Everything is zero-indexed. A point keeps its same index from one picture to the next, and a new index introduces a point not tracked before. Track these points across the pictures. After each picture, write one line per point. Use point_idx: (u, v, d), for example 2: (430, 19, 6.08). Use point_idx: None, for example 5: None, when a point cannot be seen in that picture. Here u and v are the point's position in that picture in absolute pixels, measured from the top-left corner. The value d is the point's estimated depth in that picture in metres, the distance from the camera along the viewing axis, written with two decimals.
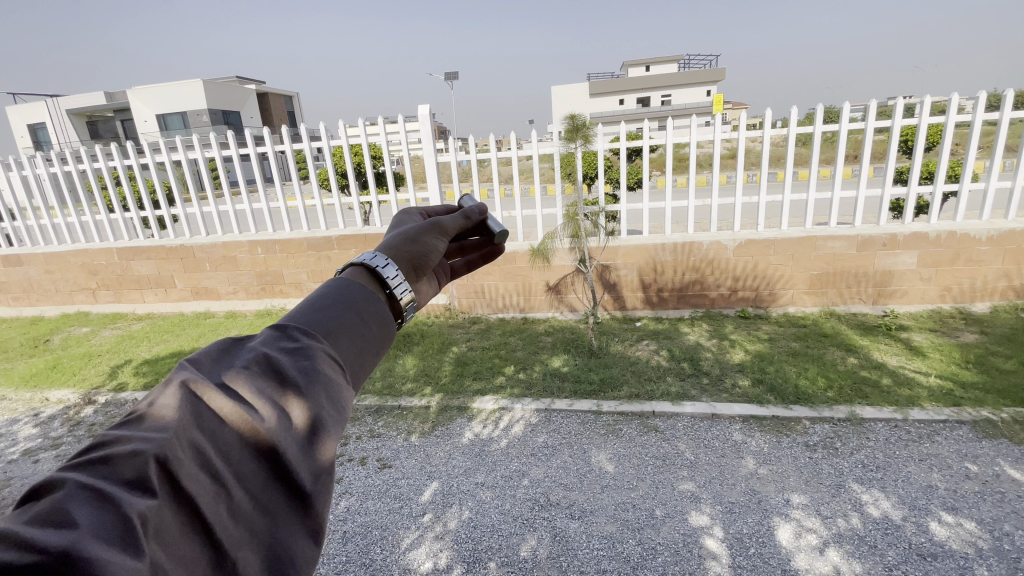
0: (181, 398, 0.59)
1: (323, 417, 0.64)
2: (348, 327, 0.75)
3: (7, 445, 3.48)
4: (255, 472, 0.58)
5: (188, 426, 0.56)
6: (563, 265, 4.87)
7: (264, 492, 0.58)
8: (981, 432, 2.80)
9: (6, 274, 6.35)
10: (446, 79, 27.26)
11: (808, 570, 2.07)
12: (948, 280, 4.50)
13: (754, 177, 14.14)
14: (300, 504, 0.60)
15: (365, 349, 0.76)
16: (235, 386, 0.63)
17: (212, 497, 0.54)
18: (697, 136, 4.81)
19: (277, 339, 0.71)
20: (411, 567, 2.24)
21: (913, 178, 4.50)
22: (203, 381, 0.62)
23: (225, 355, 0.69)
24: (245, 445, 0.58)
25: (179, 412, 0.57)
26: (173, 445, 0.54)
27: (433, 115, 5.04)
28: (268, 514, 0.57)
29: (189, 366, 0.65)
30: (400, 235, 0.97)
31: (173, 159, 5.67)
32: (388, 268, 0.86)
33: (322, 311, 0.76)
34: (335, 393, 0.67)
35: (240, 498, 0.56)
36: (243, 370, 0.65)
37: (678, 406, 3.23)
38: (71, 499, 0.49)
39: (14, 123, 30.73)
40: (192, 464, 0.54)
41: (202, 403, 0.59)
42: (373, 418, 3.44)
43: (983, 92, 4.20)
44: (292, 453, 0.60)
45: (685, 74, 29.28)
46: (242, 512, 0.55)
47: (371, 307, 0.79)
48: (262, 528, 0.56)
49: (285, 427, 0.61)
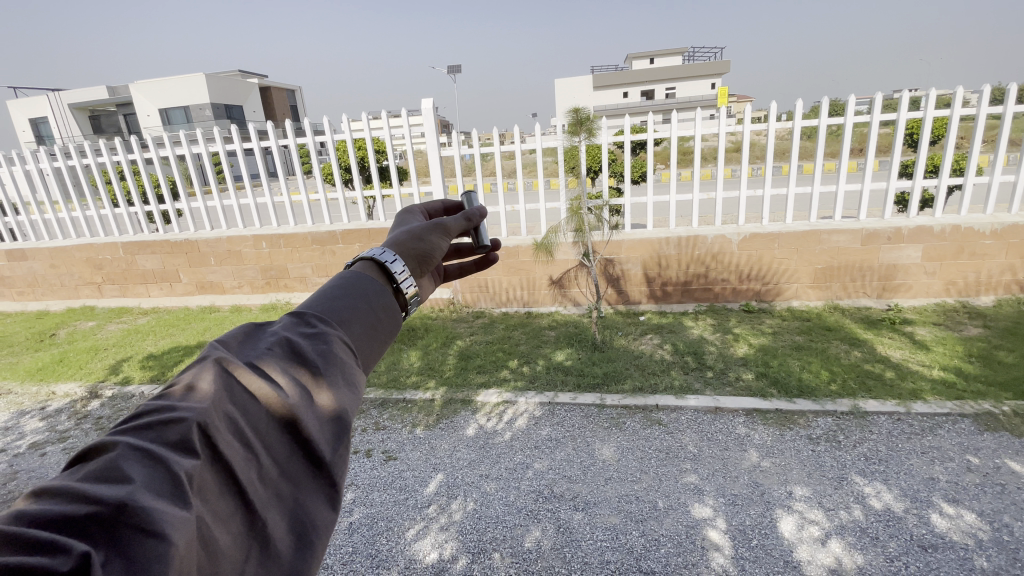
0: (213, 373, 0.62)
1: (339, 396, 0.66)
2: (361, 315, 0.77)
3: (16, 438, 3.53)
4: (279, 442, 0.60)
5: (221, 399, 0.58)
6: (567, 259, 4.88)
7: (288, 462, 0.60)
8: (983, 425, 2.81)
9: (12, 268, 6.39)
10: (449, 72, 27.17)
11: (810, 561, 2.09)
12: (952, 274, 4.49)
13: (759, 170, 14.09)
14: (320, 475, 0.61)
15: (376, 337, 0.78)
16: (261, 365, 0.65)
17: (243, 462, 0.56)
18: (701, 129, 4.80)
19: (296, 325, 0.73)
20: (417, 557, 2.27)
21: (918, 171, 4.48)
22: (231, 359, 0.65)
23: (249, 339, 0.71)
24: (271, 417, 0.60)
25: (213, 385, 0.60)
26: (210, 415, 0.56)
27: (436, 109, 5.04)
28: (292, 481, 0.59)
29: (218, 348, 0.67)
30: (409, 233, 0.98)
31: (176, 154, 5.67)
32: (396, 263, 0.87)
33: (335, 299, 0.77)
34: (350, 375, 0.69)
35: (266, 465, 0.58)
36: (266, 352, 0.67)
37: (681, 400, 3.25)
38: (122, 459, 0.52)
39: (18, 117, 30.80)
40: (227, 433, 0.57)
41: (232, 379, 0.62)
42: (377, 411, 3.47)
43: (989, 85, 4.18)
44: (312, 425, 0.62)
45: (689, 67, 29.10)
46: (270, 478, 0.58)
47: (381, 297, 0.81)
48: (287, 493, 0.58)
49: (306, 403, 0.63)
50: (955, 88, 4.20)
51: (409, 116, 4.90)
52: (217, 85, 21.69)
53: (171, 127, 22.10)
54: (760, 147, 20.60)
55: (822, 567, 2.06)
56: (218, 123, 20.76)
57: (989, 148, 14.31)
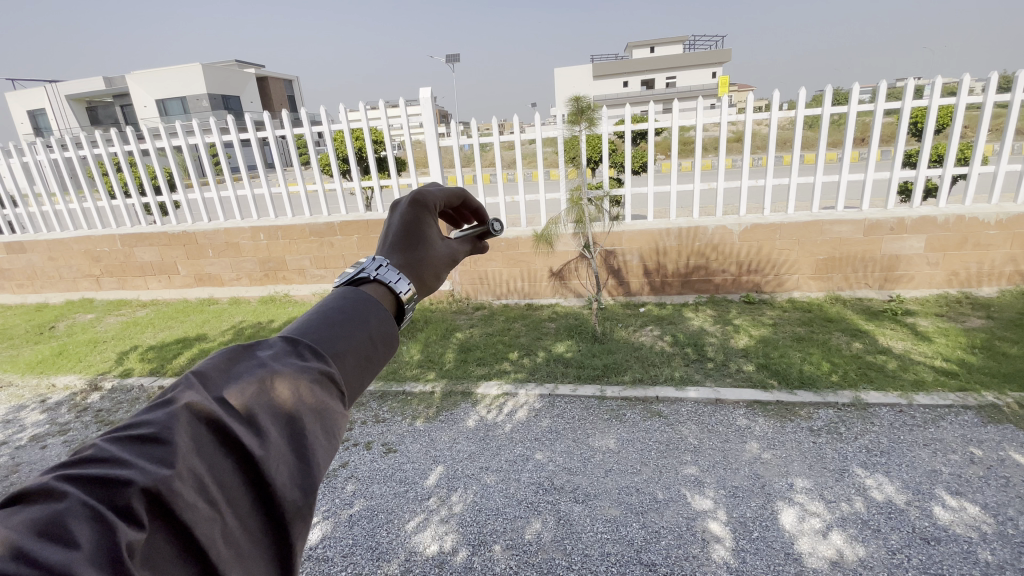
0: (186, 416, 0.59)
1: (315, 448, 0.64)
2: (356, 347, 0.76)
3: (16, 431, 3.51)
4: (244, 499, 0.59)
5: (188, 452, 0.56)
6: (567, 250, 4.84)
7: (251, 519, 0.58)
8: (986, 417, 2.80)
9: (11, 260, 6.36)
10: (447, 62, 26.92)
11: (811, 553, 2.08)
12: (955, 265, 4.46)
13: (760, 161, 14.06)
14: (285, 534, 0.60)
15: (368, 370, 0.77)
16: (239, 407, 0.63)
17: (207, 522, 0.54)
18: (703, 119, 4.74)
19: (286, 354, 0.71)
20: (417, 550, 2.26)
21: (923, 160, 4.43)
22: (207, 398, 0.62)
23: (232, 364, 0.69)
24: (238, 471, 0.59)
25: (180, 435, 0.57)
26: (173, 472, 0.53)
27: (435, 99, 4.98)
28: (254, 540, 0.58)
29: (195, 379, 0.64)
30: (430, 268, 1.00)
31: (173, 144, 5.60)
32: (407, 291, 0.89)
33: (333, 328, 0.76)
34: (330, 423, 0.68)
35: (230, 524, 0.56)
36: (247, 387, 0.65)
37: (681, 391, 3.23)
38: (69, 516, 0.49)
39: (14, 109, 30.68)
40: (191, 492, 0.54)
41: (202, 426, 0.59)
42: (377, 404, 3.46)
43: (995, 73, 4.12)
44: (282, 481, 0.60)
45: (690, 56, 28.89)
46: (233, 537, 0.56)
47: (381, 328, 0.80)
48: (248, 553, 0.57)
49: (279, 455, 0.62)
50: (961, 77, 4.15)
51: (407, 106, 4.84)
52: (214, 75, 21.50)
53: (168, 117, 21.93)
54: (761, 136, 20.44)
55: (824, 559, 2.05)
56: (216, 114, 20.62)
57: (993, 134, 14.27)
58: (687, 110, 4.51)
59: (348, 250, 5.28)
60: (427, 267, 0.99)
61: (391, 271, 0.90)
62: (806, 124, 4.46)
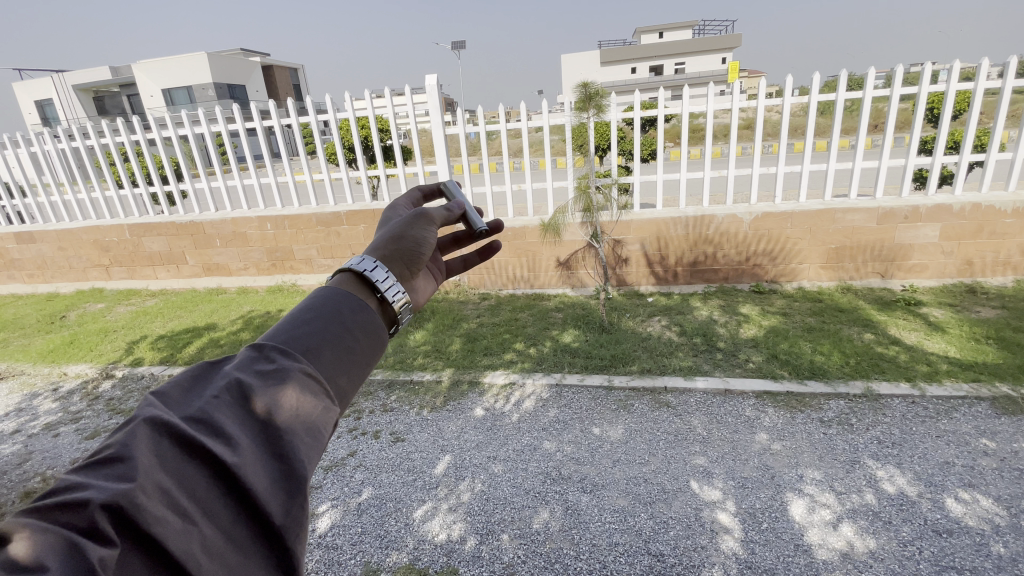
0: (146, 434, 0.59)
1: (296, 448, 0.64)
2: (332, 341, 0.75)
3: (30, 418, 3.57)
4: (223, 509, 0.58)
5: (150, 467, 0.56)
6: (574, 240, 4.82)
7: (234, 529, 0.58)
8: (1001, 408, 2.76)
9: (21, 250, 6.39)
10: (454, 48, 26.43)
11: (821, 545, 2.06)
12: (970, 254, 4.39)
13: (772, 149, 13.90)
14: (277, 540, 0.60)
15: (353, 362, 0.76)
16: (207, 416, 0.63)
17: (182, 534, 0.54)
18: (715, 105, 4.61)
19: (254, 362, 0.71)
20: (426, 537, 2.27)
21: (939, 146, 4.32)
22: (169, 416, 0.62)
23: (197, 385, 0.69)
24: (212, 482, 0.59)
25: (141, 454, 0.57)
26: (134, 488, 0.54)
27: (441, 86, 4.91)
28: (241, 550, 0.58)
29: (156, 401, 0.65)
30: (389, 234, 1.00)
31: (179, 134, 5.51)
32: (376, 272, 0.87)
33: (303, 326, 0.76)
34: (313, 421, 0.67)
35: (210, 535, 0.56)
36: (212, 401, 0.65)
37: (690, 381, 3.22)
38: (35, 545, 0.50)
39: (21, 100, 30.82)
40: (158, 505, 0.54)
41: (164, 441, 0.60)
42: (385, 393, 3.46)
43: (1013, 58, 4.01)
44: (261, 485, 0.60)
45: (700, 43, 28.51)
46: (213, 548, 0.55)
47: (358, 318, 0.79)
48: (236, 564, 0.57)
49: (255, 462, 0.62)
50: (980, 61, 4.04)
51: (413, 94, 4.77)
52: (218, 64, 21.40)
53: (174, 106, 21.97)
54: (773, 124, 20.20)
55: (834, 551, 2.03)
56: (222, 103, 20.56)
57: (1010, 121, 14.19)
58: (698, 95, 4.41)
59: (355, 239, 5.26)
60: (392, 233, 1.01)
61: (359, 259, 0.88)
62: (819, 110, 4.34)
